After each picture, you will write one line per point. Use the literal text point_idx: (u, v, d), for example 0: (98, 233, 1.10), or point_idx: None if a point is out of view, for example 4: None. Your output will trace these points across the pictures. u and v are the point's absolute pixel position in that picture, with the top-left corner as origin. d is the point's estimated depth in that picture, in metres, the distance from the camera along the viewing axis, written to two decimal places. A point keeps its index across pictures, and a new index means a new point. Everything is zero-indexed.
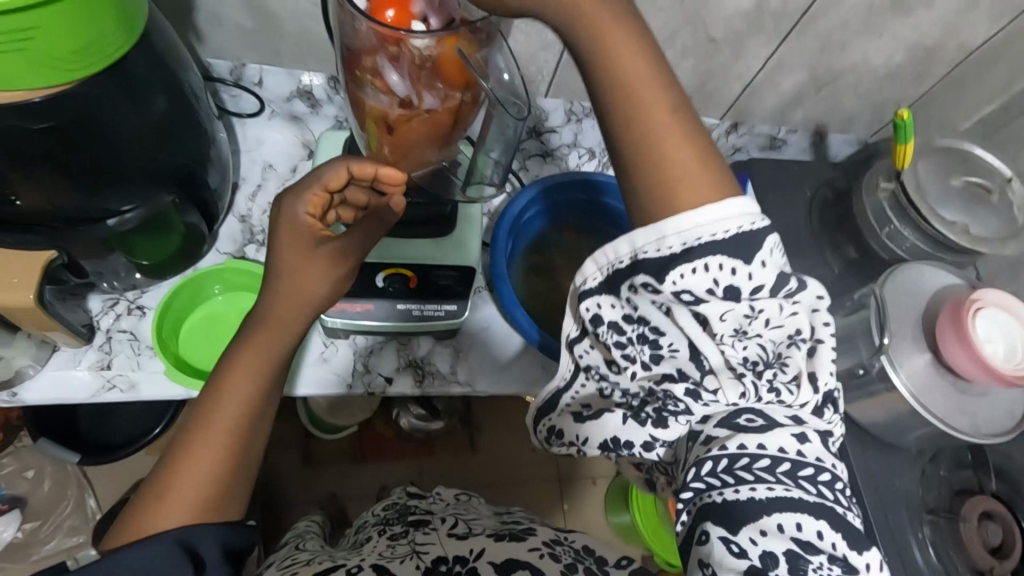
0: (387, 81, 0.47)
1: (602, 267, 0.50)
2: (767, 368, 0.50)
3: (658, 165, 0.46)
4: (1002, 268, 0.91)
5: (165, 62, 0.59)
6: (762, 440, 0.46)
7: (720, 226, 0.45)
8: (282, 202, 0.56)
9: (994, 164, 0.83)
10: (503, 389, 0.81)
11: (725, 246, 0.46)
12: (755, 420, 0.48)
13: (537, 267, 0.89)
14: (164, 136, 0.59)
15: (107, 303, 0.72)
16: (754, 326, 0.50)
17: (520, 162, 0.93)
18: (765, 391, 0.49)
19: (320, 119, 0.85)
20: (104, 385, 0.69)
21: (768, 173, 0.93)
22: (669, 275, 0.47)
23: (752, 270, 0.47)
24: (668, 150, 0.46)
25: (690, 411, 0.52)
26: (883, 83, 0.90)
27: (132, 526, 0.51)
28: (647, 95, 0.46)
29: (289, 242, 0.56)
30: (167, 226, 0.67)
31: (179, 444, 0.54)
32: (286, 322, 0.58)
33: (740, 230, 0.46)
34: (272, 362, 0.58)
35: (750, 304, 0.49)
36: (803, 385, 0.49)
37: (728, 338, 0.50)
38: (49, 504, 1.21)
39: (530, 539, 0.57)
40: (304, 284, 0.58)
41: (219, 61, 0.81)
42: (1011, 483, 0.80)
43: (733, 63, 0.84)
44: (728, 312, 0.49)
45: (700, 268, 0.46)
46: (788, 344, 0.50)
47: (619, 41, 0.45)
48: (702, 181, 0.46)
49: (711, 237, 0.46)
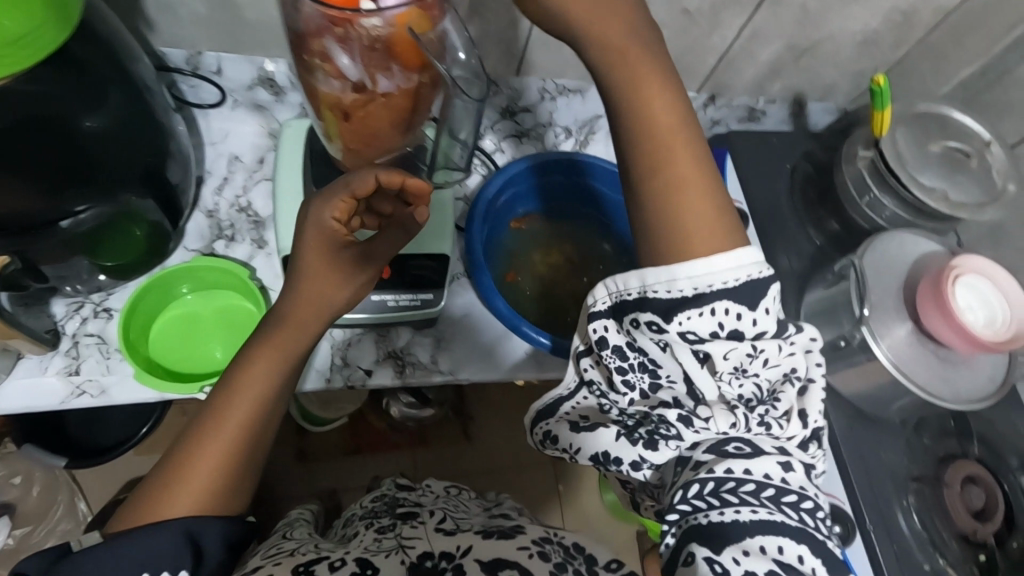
0: (337, 65, 0.45)
1: (611, 294, 0.52)
2: (760, 404, 0.50)
3: (673, 195, 0.47)
4: (983, 234, 0.91)
5: (117, 57, 0.57)
6: (750, 465, 0.46)
7: (729, 270, 0.46)
8: (308, 203, 0.53)
9: (973, 127, 0.82)
10: (486, 377, 0.80)
11: (734, 292, 0.47)
12: (744, 448, 0.47)
13: (513, 249, 0.89)
14: (122, 133, 0.57)
15: (72, 307, 0.70)
16: (753, 366, 0.50)
17: (495, 142, 0.91)
18: (756, 423, 0.49)
19: (285, 107, 0.83)
20: (73, 391, 0.67)
21: (745, 146, 0.92)
22: (676, 316, 0.48)
23: (756, 316, 0.48)
24: (684, 178, 0.47)
25: (681, 437, 0.50)
26: (861, 50, 0.88)
27: (139, 512, 0.50)
28: (669, 132, 0.48)
29: (314, 245, 0.54)
30: (129, 226, 0.64)
31: (191, 437, 0.53)
32: (308, 321, 0.57)
33: (749, 277, 0.47)
34: (286, 364, 0.57)
35: (752, 345, 0.49)
36: (793, 420, 0.49)
37: (726, 375, 0.50)
38: (39, 510, 1.20)
39: (519, 536, 0.51)
40: (325, 284, 0.56)
41: (174, 51, 0.76)
42: (993, 448, 0.81)
43: (708, 35, 0.81)
44: (731, 351, 0.49)
45: (706, 313, 0.47)
46: (783, 380, 0.51)
47: (653, 81, 0.48)
48: (713, 218, 0.47)
49: (722, 284, 0.47)
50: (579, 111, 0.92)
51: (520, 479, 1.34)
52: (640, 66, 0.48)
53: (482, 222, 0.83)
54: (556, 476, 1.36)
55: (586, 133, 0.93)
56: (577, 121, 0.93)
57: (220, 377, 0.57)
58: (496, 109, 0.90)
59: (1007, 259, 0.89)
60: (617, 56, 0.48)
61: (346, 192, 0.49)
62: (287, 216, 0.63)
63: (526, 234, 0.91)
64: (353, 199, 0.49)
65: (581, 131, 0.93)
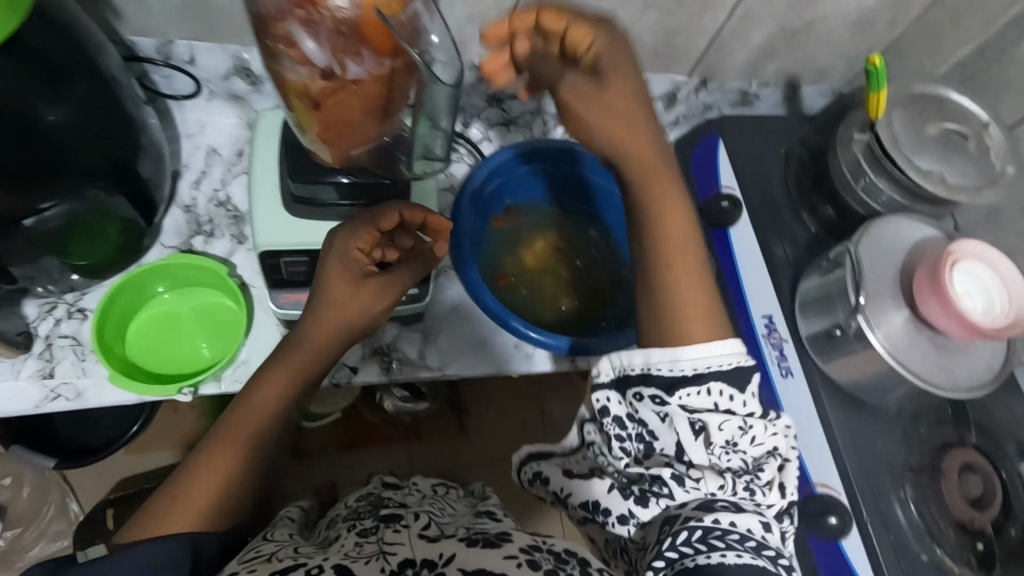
0: (302, 50, 0.44)
1: (615, 367, 0.57)
2: (746, 474, 0.53)
3: (674, 290, 0.56)
4: (980, 217, 0.89)
5: (83, 48, 0.54)
6: (735, 518, 0.48)
7: (726, 357, 0.54)
8: (333, 236, 0.59)
9: (972, 108, 0.80)
10: (475, 372, 0.78)
11: (728, 376, 0.54)
12: (729, 505, 0.49)
13: (500, 240, 0.87)
14: (90, 127, 0.55)
15: (44, 308, 0.68)
16: (743, 441, 0.54)
17: (483, 130, 0.88)
18: (741, 487, 0.52)
19: (263, 97, 0.79)
20: (47, 395, 0.65)
21: (738, 131, 0.89)
22: (677, 391, 0.54)
23: (746, 399, 0.54)
24: (682, 274, 0.57)
25: (672, 496, 0.52)
26: (856, 30, 0.86)
27: (146, 528, 0.51)
28: (675, 236, 0.58)
29: (335, 274, 0.59)
30: (101, 224, 0.62)
31: (204, 450, 0.55)
32: (328, 345, 0.61)
33: (739, 364, 0.54)
34: (299, 385, 0.60)
35: (742, 419, 0.54)
36: (773, 489, 0.53)
37: (718, 448, 0.53)
38: (30, 511, 1.17)
39: (506, 545, 0.49)
40: (346, 311, 0.59)
41: (143, 39, 0.73)
42: (992, 436, 0.79)
43: (699, 16, 0.79)
44: (726, 423, 0.53)
45: (704, 392, 0.53)
46: (767, 455, 0.54)
47: (664, 184, 0.58)
48: (707, 313, 0.56)
49: (718, 366, 0.53)
50: None
51: (517, 471, 1.31)
52: (662, 184, 0.58)
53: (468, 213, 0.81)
54: None
55: None
56: None
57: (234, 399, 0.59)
58: (482, 96, 0.87)
59: (1005, 244, 0.87)
60: (635, 161, 0.58)
61: (371, 225, 0.58)
62: (265, 209, 0.61)
63: (511, 227, 0.88)
64: (376, 231, 0.58)
65: None
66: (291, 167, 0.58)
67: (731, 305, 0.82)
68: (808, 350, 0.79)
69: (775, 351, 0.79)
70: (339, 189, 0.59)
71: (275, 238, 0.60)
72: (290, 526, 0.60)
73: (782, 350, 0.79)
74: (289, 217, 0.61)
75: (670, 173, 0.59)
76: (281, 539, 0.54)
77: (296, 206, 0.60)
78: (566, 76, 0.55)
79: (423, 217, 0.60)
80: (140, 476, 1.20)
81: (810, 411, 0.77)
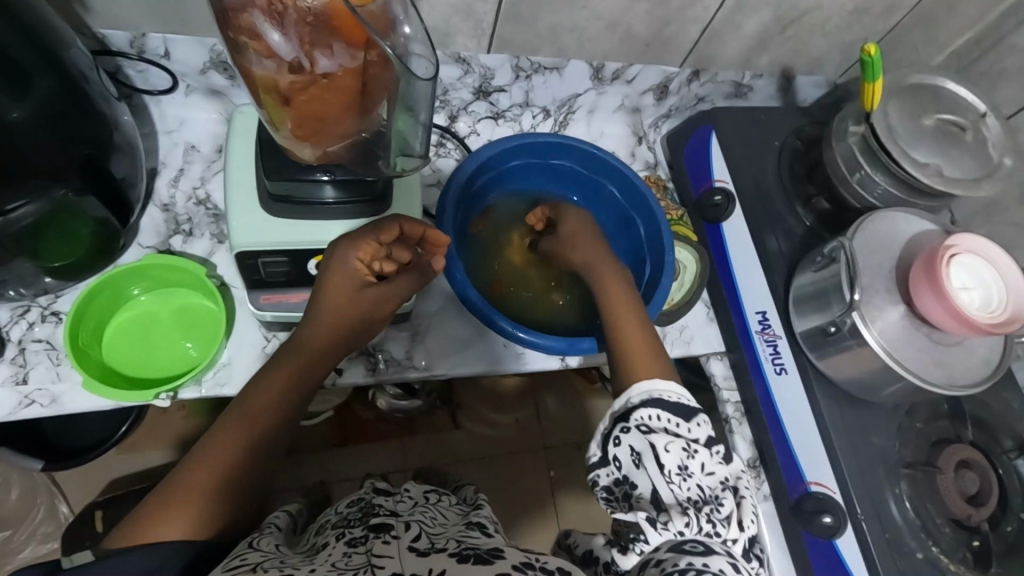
0: (268, 42, 0.43)
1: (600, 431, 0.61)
2: (706, 505, 0.53)
3: (623, 347, 0.64)
4: (978, 210, 0.88)
5: (47, 42, 0.52)
6: (706, 559, 0.47)
7: (664, 388, 0.58)
8: (335, 244, 0.59)
9: (968, 100, 0.79)
10: (462, 372, 0.76)
11: (671, 407, 0.57)
12: (698, 546, 0.49)
13: (484, 235, 0.86)
14: (52, 122, 0.52)
15: (16, 312, 0.67)
16: (693, 467, 0.55)
17: (469, 125, 0.89)
18: (704, 523, 0.52)
19: (242, 92, 0.77)
20: (21, 401, 0.64)
21: (730, 124, 0.88)
22: (632, 417, 0.57)
23: (691, 426, 0.56)
24: (629, 334, 0.65)
25: (648, 540, 0.51)
26: (851, 19, 0.83)
27: (132, 535, 0.47)
28: (620, 311, 0.68)
29: (338, 281, 0.58)
30: (73, 225, 0.60)
31: (196, 456, 0.52)
32: (325, 353, 0.59)
33: (682, 398, 0.58)
34: (297, 391, 0.57)
35: (687, 442, 0.55)
36: (733, 521, 0.52)
37: (674, 476, 0.54)
38: (19, 513, 1.13)
39: (498, 563, 0.47)
40: (343, 320, 0.59)
41: (115, 32, 0.68)
42: (987, 431, 0.78)
43: (690, 5, 0.76)
44: (670, 444, 0.55)
45: (653, 418, 0.56)
46: (722, 488, 0.54)
47: (609, 275, 0.71)
48: (649, 358, 0.62)
49: (663, 395, 0.57)
50: (557, 91, 0.88)
51: (512, 465, 1.31)
52: (606, 270, 0.72)
53: (455, 207, 0.79)
54: (547, 461, 1.32)
55: (564, 113, 0.92)
56: (556, 100, 0.90)
57: (226, 407, 0.55)
58: (468, 90, 0.85)
59: (1000, 235, 0.86)
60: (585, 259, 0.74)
61: (372, 235, 0.58)
62: (241, 207, 0.58)
63: (491, 224, 0.87)
64: (377, 242, 0.58)
65: (559, 112, 0.91)
66: (265, 167, 0.56)
67: (726, 302, 0.84)
68: (802, 346, 0.78)
69: (769, 348, 0.80)
70: (320, 189, 0.57)
71: (251, 238, 0.58)
72: (276, 535, 0.57)
73: (776, 347, 0.79)
74: (266, 215, 0.59)
75: (621, 274, 0.72)
76: (267, 550, 0.50)
77: (274, 205, 0.58)
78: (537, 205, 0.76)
79: (424, 229, 0.62)
80: (130, 475, 1.18)
81: (805, 408, 0.77)
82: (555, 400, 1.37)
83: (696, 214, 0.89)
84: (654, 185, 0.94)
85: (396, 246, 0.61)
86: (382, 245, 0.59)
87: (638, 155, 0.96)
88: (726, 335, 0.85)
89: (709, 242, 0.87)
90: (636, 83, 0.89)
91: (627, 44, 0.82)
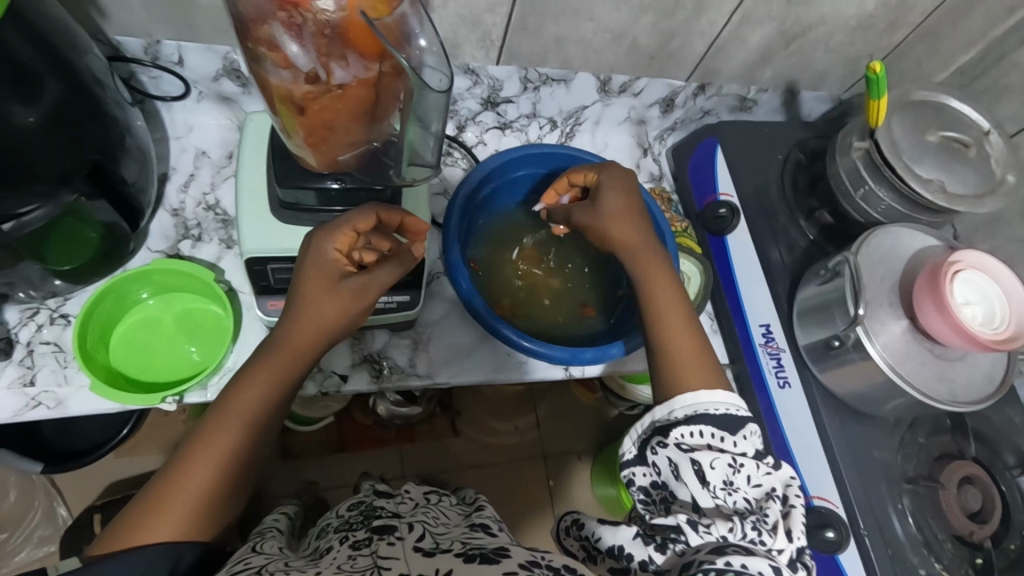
0: (286, 53, 0.43)
1: (635, 441, 0.58)
2: (749, 515, 0.51)
3: (662, 336, 0.62)
4: (979, 226, 0.89)
5: (58, 47, 0.53)
6: (746, 561, 0.46)
7: (710, 400, 0.55)
8: (312, 237, 0.57)
9: (972, 117, 0.79)
10: (466, 378, 0.76)
11: (719, 420, 0.54)
12: (739, 548, 0.47)
13: (487, 267, 0.84)
14: (63, 128, 0.53)
15: (26, 314, 0.68)
16: (738, 480, 0.53)
17: (477, 135, 0.89)
18: (748, 530, 0.50)
19: (253, 98, 0.78)
20: (28, 403, 0.64)
21: (735, 137, 0.89)
22: (673, 431, 0.55)
23: (735, 438, 0.54)
24: (670, 320, 0.62)
25: (688, 542, 0.50)
26: (856, 34, 0.84)
27: (118, 539, 0.49)
28: (659, 289, 0.64)
29: (315, 274, 0.56)
30: (80, 228, 0.60)
31: (181, 451, 0.53)
32: (306, 349, 0.58)
33: (728, 410, 0.55)
34: (280, 386, 0.56)
35: (733, 457, 0.53)
36: (780, 532, 0.50)
37: (717, 488, 0.52)
38: (18, 514, 1.13)
39: (503, 561, 0.46)
40: (322, 315, 0.57)
41: (129, 39, 0.69)
42: (989, 446, 0.78)
43: (696, 19, 0.77)
44: (716, 460, 0.53)
45: (695, 433, 0.54)
46: (767, 497, 0.52)
47: (650, 261, 0.66)
48: (693, 351, 0.60)
49: (708, 410, 0.55)
50: (563, 102, 0.89)
51: (509, 472, 1.30)
52: (644, 251, 0.67)
53: (461, 218, 0.80)
54: (546, 470, 1.32)
55: (571, 125, 0.93)
56: (563, 111, 0.91)
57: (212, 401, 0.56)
58: (475, 100, 0.86)
59: (1002, 251, 0.87)
60: (629, 220, 0.68)
61: (348, 226, 0.56)
62: (253, 213, 0.61)
63: (490, 269, 0.84)
64: (354, 232, 0.56)
65: (566, 123, 0.92)
66: (276, 172, 0.57)
67: (730, 312, 0.84)
68: (805, 359, 0.78)
69: (773, 361, 0.80)
70: (326, 194, 0.58)
71: (261, 243, 0.60)
72: (278, 538, 0.59)
73: (779, 360, 0.79)
74: (278, 223, 0.61)
75: (665, 267, 0.66)
76: (269, 553, 0.52)
77: (282, 211, 0.59)
78: (604, 180, 0.69)
79: (402, 218, 0.59)
80: (129, 479, 1.17)
81: (807, 421, 0.76)
82: (554, 406, 1.36)
83: (700, 225, 0.89)
84: (658, 197, 0.94)
85: (375, 235, 0.59)
86: (358, 236, 0.56)
87: (643, 166, 0.96)
88: (728, 347, 0.84)
89: (712, 254, 0.88)
90: (642, 96, 0.90)
91: (633, 56, 0.83)
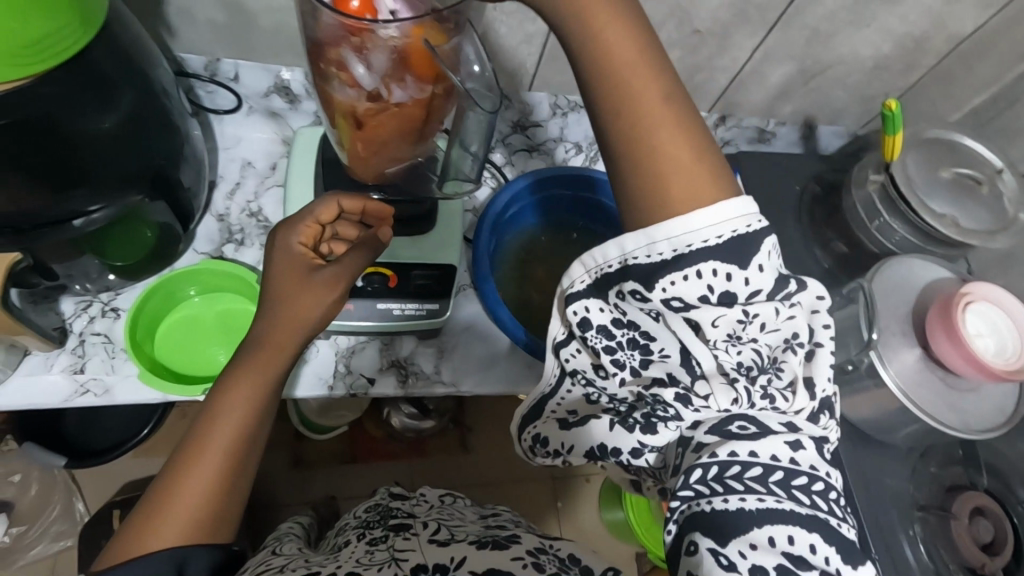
0: (352, 74, 0.48)
1: (589, 271, 0.50)
2: (761, 373, 0.48)
3: (641, 129, 0.45)
4: (992, 262, 0.91)
5: (131, 57, 0.57)
6: (755, 447, 0.44)
7: (707, 230, 0.45)
8: (279, 234, 0.60)
9: (984, 155, 0.82)
10: (487, 388, 0.79)
11: (723, 252, 0.45)
12: (748, 426, 0.45)
13: (512, 281, 0.87)
14: (134, 134, 0.57)
15: (80, 305, 0.72)
16: (747, 333, 0.48)
17: (506, 156, 0.90)
18: (758, 397, 0.47)
19: (299, 115, 0.84)
20: (77, 390, 0.68)
21: (755, 166, 0.91)
22: (658, 282, 0.47)
23: (749, 274, 0.46)
24: (647, 103, 0.45)
25: (681, 417, 0.49)
26: (872, 74, 0.88)
27: (123, 548, 0.50)
28: (622, 62, 0.45)
29: (286, 270, 0.58)
30: (138, 226, 0.64)
31: (172, 464, 0.54)
32: (288, 344, 0.58)
33: (735, 232, 0.45)
34: (264, 391, 0.57)
35: (743, 309, 0.47)
36: (798, 391, 0.47)
37: (722, 343, 0.48)
38: (37, 509, 1.16)
39: (512, 547, 0.50)
40: (298, 306, 0.58)
41: (192, 56, 0.80)
42: (1001, 478, 0.79)
43: (719, 55, 0.82)
44: (720, 318, 0.47)
45: (692, 276, 0.46)
46: (785, 347, 0.48)
47: (603, 14, 0.45)
48: (682, 144, 0.45)
49: (703, 243, 0.45)
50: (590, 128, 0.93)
51: (518, 491, 1.32)
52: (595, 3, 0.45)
53: (489, 235, 0.83)
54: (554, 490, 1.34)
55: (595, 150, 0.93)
56: (588, 137, 0.93)
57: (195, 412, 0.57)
58: (506, 123, 0.90)
59: (1016, 287, 0.89)
60: None
61: (311, 218, 0.59)
62: None
63: (519, 283, 0.88)
64: (317, 223, 0.59)
65: (591, 148, 0.93)
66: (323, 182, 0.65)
67: None
68: None
69: None
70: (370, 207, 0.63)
71: None
72: (295, 542, 0.63)
73: None
74: None
75: (627, 22, 0.46)
76: (286, 552, 0.57)
77: None
78: None
79: (363, 204, 0.60)
80: (147, 478, 1.19)
81: None
82: None
83: None
84: None
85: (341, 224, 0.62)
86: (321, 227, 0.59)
87: None
88: None
89: None
90: None
91: None
